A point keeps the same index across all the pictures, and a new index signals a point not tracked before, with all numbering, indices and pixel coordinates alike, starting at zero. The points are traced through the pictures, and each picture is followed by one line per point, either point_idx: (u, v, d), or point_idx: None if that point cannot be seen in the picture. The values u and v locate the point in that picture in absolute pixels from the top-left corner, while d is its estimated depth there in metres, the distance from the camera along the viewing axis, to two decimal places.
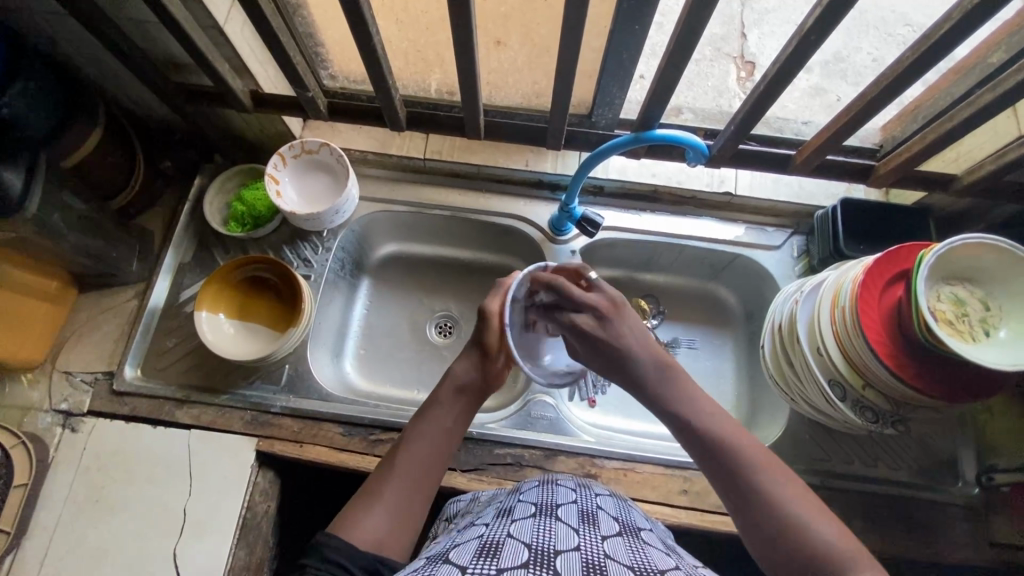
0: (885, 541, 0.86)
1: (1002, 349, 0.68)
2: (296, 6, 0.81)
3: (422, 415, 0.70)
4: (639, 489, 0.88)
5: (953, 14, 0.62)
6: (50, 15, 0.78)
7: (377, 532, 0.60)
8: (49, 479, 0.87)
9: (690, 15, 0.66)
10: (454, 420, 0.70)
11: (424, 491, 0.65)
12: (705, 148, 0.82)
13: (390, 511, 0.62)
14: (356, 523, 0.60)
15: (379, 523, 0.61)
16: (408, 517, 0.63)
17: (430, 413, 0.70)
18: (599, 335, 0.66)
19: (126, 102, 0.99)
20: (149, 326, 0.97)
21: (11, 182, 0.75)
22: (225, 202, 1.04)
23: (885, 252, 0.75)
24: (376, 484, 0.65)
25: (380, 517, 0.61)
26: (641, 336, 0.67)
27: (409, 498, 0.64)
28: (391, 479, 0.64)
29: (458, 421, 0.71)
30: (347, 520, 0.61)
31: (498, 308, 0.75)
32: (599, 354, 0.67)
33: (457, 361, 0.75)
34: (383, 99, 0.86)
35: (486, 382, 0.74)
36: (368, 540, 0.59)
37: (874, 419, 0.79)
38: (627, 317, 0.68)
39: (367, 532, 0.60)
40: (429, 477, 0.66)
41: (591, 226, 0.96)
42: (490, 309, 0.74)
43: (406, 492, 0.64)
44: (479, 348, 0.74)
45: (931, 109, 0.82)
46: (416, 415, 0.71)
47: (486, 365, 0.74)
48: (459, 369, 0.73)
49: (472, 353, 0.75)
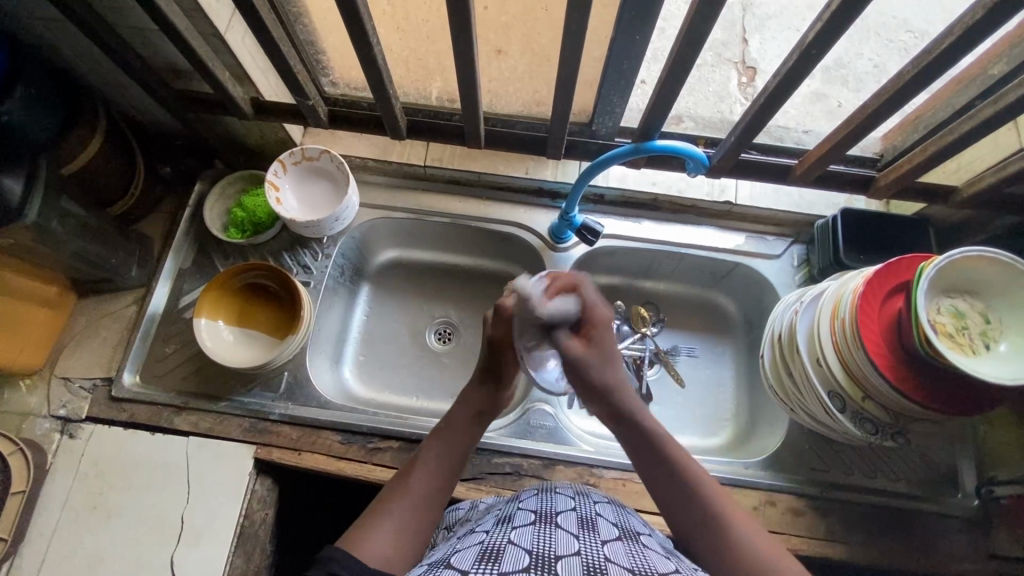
0: (883, 553, 0.86)
1: (1002, 363, 0.68)
2: (296, 14, 0.81)
3: (435, 436, 0.72)
4: (638, 499, 0.88)
5: (955, 30, 0.62)
6: (52, 22, 0.78)
7: (387, 550, 0.59)
8: (47, 486, 0.87)
9: (692, 26, 0.66)
10: (467, 443, 0.73)
11: (433, 511, 0.65)
12: (706, 160, 0.84)
13: (399, 529, 0.62)
14: (365, 539, 0.60)
15: (389, 540, 0.60)
16: (415, 535, 0.62)
17: (446, 434, 0.72)
18: (590, 366, 0.68)
19: (126, 108, 0.99)
20: (148, 332, 0.97)
21: (12, 190, 0.75)
22: (225, 209, 1.04)
23: (885, 264, 0.74)
24: (386, 502, 0.65)
25: (390, 534, 0.61)
26: (617, 362, 0.70)
27: (418, 516, 0.64)
28: (402, 498, 0.64)
29: (469, 445, 0.73)
30: (356, 536, 0.61)
31: (512, 343, 0.74)
32: (584, 380, 0.69)
33: (470, 384, 0.77)
34: (384, 107, 0.86)
35: (495, 405, 0.78)
36: (379, 557, 0.58)
37: (874, 432, 0.79)
38: (605, 332, 0.69)
39: (377, 550, 0.59)
40: (440, 497, 0.67)
41: (591, 235, 0.98)
42: (504, 343, 0.74)
43: (416, 510, 0.64)
44: (491, 375, 0.77)
45: (933, 119, 0.82)
46: (432, 433, 0.73)
47: (498, 391, 0.77)
48: (474, 396, 0.76)
49: (487, 381, 0.77)
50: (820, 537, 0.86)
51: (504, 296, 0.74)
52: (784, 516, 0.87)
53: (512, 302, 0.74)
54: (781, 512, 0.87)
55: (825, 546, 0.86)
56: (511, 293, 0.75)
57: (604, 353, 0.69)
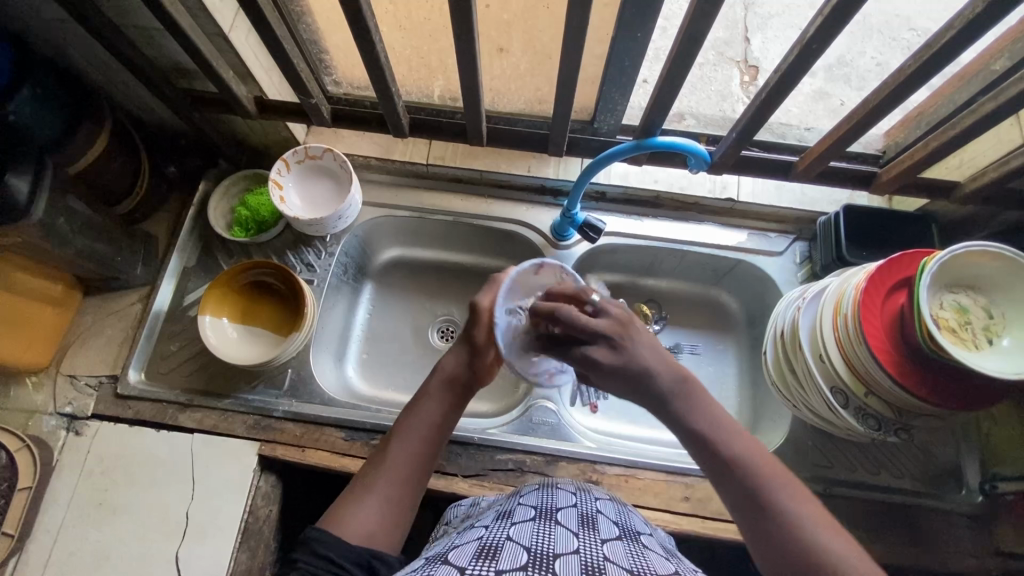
0: (886, 550, 0.85)
1: (1005, 357, 0.68)
2: (300, 13, 0.81)
3: (410, 409, 0.67)
4: (641, 495, 0.88)
5: (955, 23, 0.62)
6: (58, 21, 0.79)
7: (368, 527, 0.60)
8: (53, 482, 0.88)
9: (692, 24, 0.66)
10: (444, 415, 0.67)
11: (413, 488, 0.64)
12: (708, 156, 0.84)
13: (380, 507, 0.61)
14: (349, 517, 0.60)
15: (370, 520, 0.60)
16: (398, 513, 0.62)
17: (421, 407, 0.67)
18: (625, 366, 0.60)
19: (131, 107, 1.00)
20: (153, 330, 0.98)
21: (18, 188, 0.76)
22: (229, 207, 1.05)
23: (887, 260, 0.74)
24: (366, 478, 0.63)
25: (372, 514, 0.61)
26: (654, 348, 0.61)
27: (397, 493, 0.62)
28: (379, 475, 0.63)
29: (450, 415, 0.68)
30: (341, 514, 0.61)
31: (490, 305, 0.69)
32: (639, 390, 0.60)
33: (449, 353, 0.71)
34: (387, 105, 0.86)
35: (478, 377, 0.70)
36: (360, 535, 0.59)
37: (877, 427, 0.79)
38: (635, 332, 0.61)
39: (359, 528, 0.59)
40: (419, 472, 0.64)
41: (593, 232, 0.99)
42: (482, 305, 0.69)
43: (393, 487, 0.62)
44: (469, 343, 0.69)
45: (935, 115, 0.81)
46: (407, 407, 0.68)
47: (476, 361, 0.69)
48: (450, 362, 0.69)
49: (461, 345, 0.70)
50: None
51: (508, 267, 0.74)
52: None
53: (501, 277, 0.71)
54: None
55: None
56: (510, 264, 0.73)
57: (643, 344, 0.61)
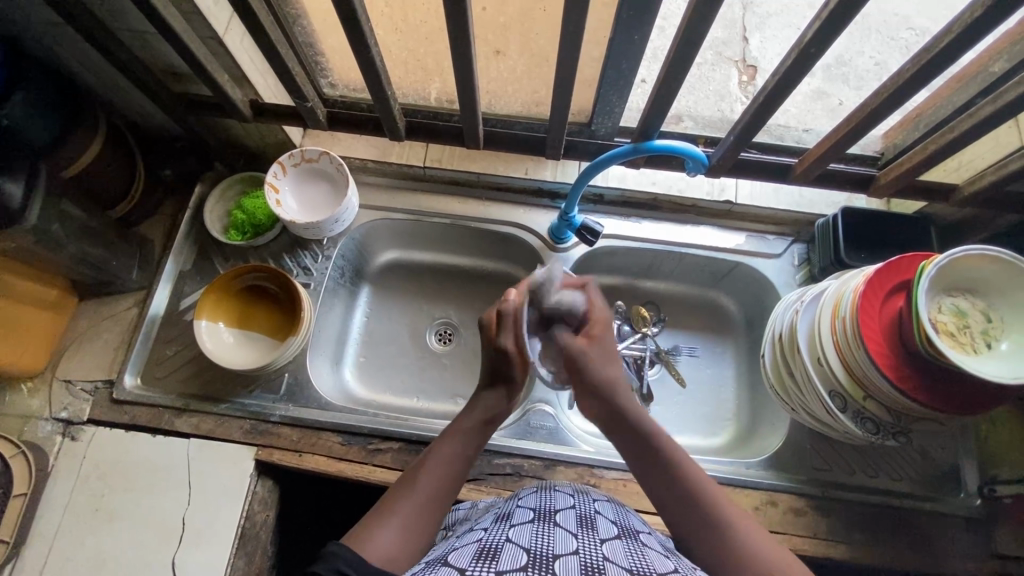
0: (884, 553, 0.85)
1: (1004, 361, 0.68)
2: (295, 16, 0.81)
3: (444, 437, 0.70)
4: (639, 499, 0.88)
5: (953, 28, 0.62)
6: (50, 25, 0.79)
7: (390, 549, 0.59)
8: (49, 487, 0.87)
9: (689, 27, 0.66)
10: (476, 447, 0.71)
11: (439, 511, 0.64)
12: (705, 159, 0.83)
13: (404, 527, 0.61)
14: (372, 537, 0.59)
15: (394, 539, 0.59)
16: (423, 534, 0.62)
17: (456, 437, 0.70)
18: (592, 357, 0.72)
19: (125, 109, 0.99)
20: (149, 334, 0.98)
21: (12, 194, 0.75)
22: (224, 211, 1.04)
23: (886, 263, 0.74)
24: (395, 499, 0.63)
25: (395, 533, 0.60)
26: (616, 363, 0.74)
27: (424, 515, 0.63)
28: (411, 496, 0.63)
29: (479, 447, 0.71)
30: (362, 534, 0.60)
31: (515, 348, 0.73)
32: (584, 376, 0.72)
33: (484, 391, 0.75)
34: (383, 108, 0.86)
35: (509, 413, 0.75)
36: (382, 555, 0.58)
37: (875, 431, 0.79)
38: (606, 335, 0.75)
39: (383, 548, 0.58)
40: (447, 496, 0.66)
41: (591, 235, 0.97)
42: (507, 350, 0.73)
43: (423, 508, 0.63)
44: (506, 383, 0.75)
45: (933, 117, 0.81)
46: (440, 436, 0.71)
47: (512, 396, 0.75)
48: (487, 400, 0.74)
49: (498, 385, 0.75)
50: (822, 537, 0.86)
51: (505, 299, 0.75)
52: (785, 516, 0.87)
53: (512, 306, 0.75)
54: (782, 512, 0.87)
55: (826, 547, 0.86)
56: (511, 296, 0.76)
57: (606, 351, 0.74)
